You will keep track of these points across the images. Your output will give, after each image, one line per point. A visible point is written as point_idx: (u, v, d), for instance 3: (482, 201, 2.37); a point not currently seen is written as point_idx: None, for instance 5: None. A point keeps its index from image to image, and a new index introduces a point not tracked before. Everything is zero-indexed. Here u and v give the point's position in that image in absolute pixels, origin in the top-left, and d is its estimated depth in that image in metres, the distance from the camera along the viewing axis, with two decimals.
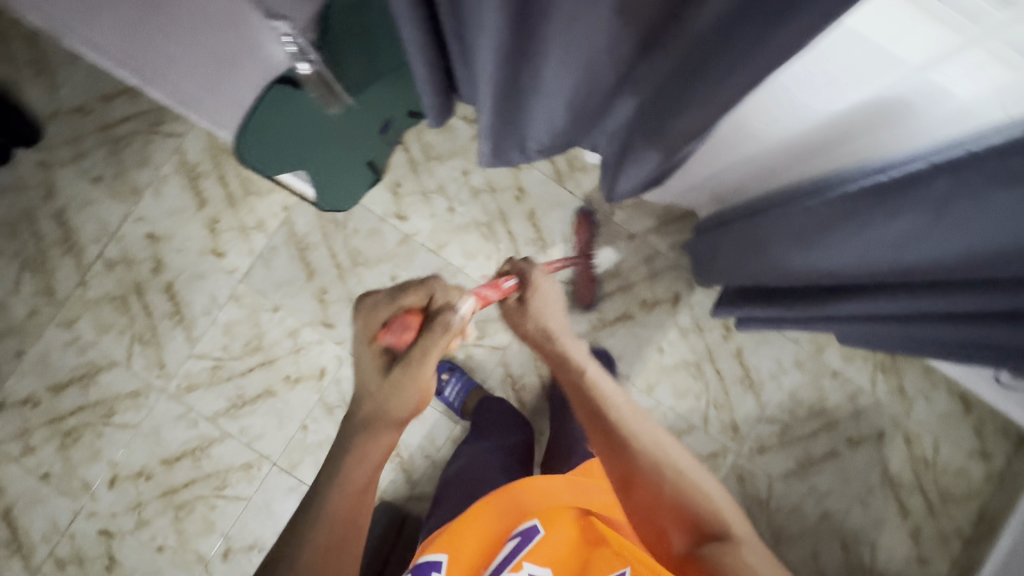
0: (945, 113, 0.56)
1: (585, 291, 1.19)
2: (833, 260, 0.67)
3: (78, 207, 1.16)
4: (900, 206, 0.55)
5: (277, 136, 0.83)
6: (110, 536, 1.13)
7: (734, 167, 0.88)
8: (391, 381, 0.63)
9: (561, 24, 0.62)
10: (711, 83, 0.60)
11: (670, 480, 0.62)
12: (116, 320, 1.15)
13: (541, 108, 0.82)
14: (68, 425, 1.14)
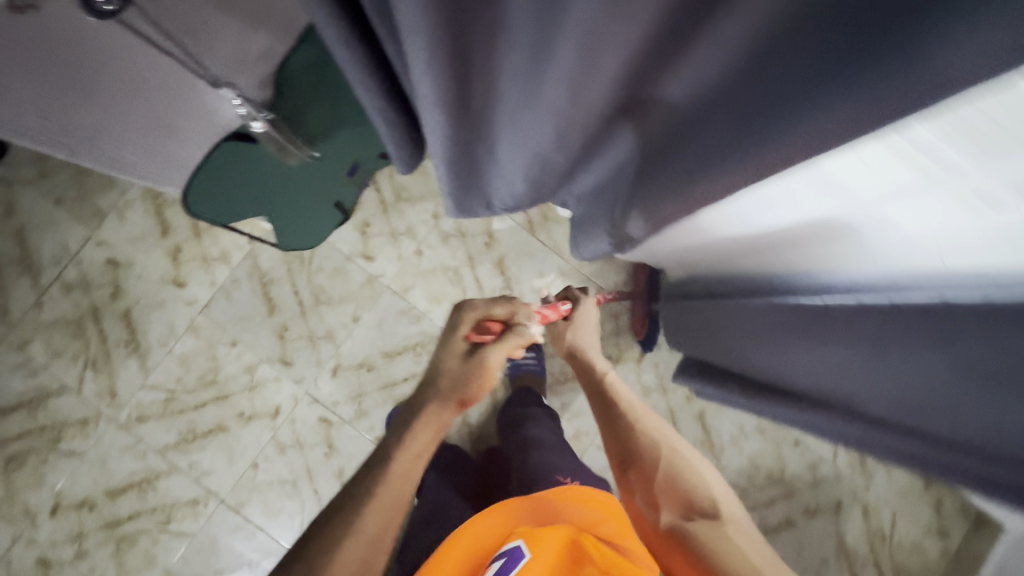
0: (892, 243, 0.51)
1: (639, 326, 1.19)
2: (791, 363, 0.68)
3: (39, 227, 1.14)
4: (846, 335, 0.57)
5: (229, 188, 0.81)
6: (48, 566, 1.11)
7: (697, 253, 0.85)
8: (468, 365, 0.63)
9: (506, 118, 0.62)
10: (650, 193, 0.59)
11: (668, 458, 0.68)
12: (70, 345, 1.13)
13: (500, 177, 0.81)
14: (12, 449, 1.12)
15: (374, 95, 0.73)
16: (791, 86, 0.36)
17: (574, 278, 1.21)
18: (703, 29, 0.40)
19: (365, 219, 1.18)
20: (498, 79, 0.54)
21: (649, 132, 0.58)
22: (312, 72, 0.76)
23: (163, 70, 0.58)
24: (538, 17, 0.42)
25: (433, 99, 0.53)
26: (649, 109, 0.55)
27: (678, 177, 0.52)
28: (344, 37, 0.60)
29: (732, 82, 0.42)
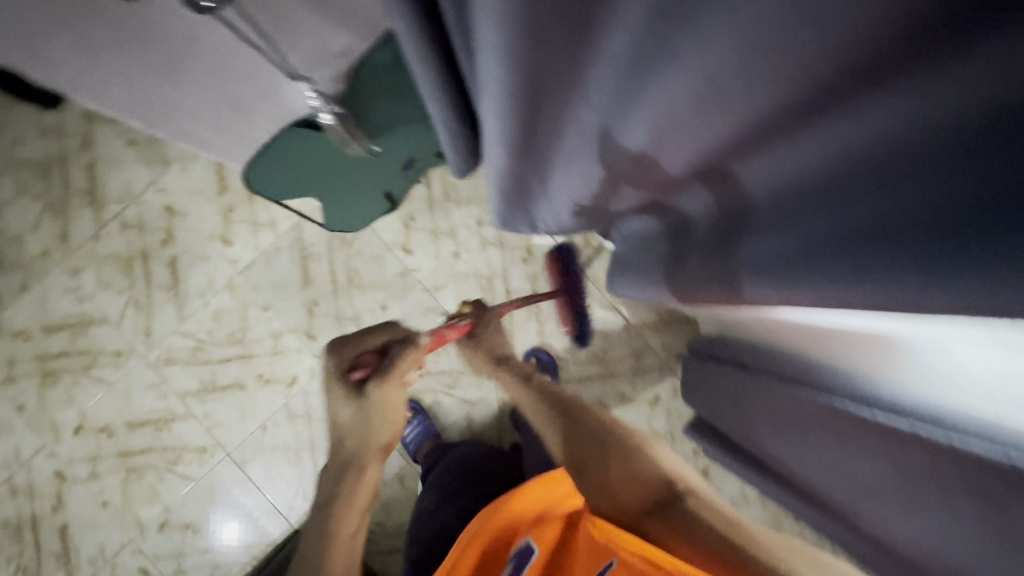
0: (950, 368, 0.48)
1: (569, 324, 1.12)
2: (825, 465, 0.63)
3: (110, 165, 1.20)
4: (888, 454, 0.53)
5: (287, 167, 0.82)
6: (63, 480, 1.19)
7: (742, 321, 0.82)
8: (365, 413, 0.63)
9: (569, 153, 0.61)
10: (698, 267, 0.57)
11: (612, 445, 0.67)
12: (117, 280, 1.20)
13: (550, 204, 0.79)
14: (51, 365, 1.19)
15: (443, 107, 0.73)
16: (867, 216, 0.33)
17: (605, 309, 1.20)
18: (793, 129, 0.38)
19: (411, 212, 1.20)
20: (572, 113, 0.53)
21: (712, 211, 0.56)
22: (388, 72, 0.78)
23: (240, 57, 0.59)
24: (630, 62, 0.41)
25: (499, 123, 0.52)
26: (716, 188, 0.53)
27: (732, 265, 0.49)
28: (421, 56, 0.61)
29: (811, 187, 0.40)
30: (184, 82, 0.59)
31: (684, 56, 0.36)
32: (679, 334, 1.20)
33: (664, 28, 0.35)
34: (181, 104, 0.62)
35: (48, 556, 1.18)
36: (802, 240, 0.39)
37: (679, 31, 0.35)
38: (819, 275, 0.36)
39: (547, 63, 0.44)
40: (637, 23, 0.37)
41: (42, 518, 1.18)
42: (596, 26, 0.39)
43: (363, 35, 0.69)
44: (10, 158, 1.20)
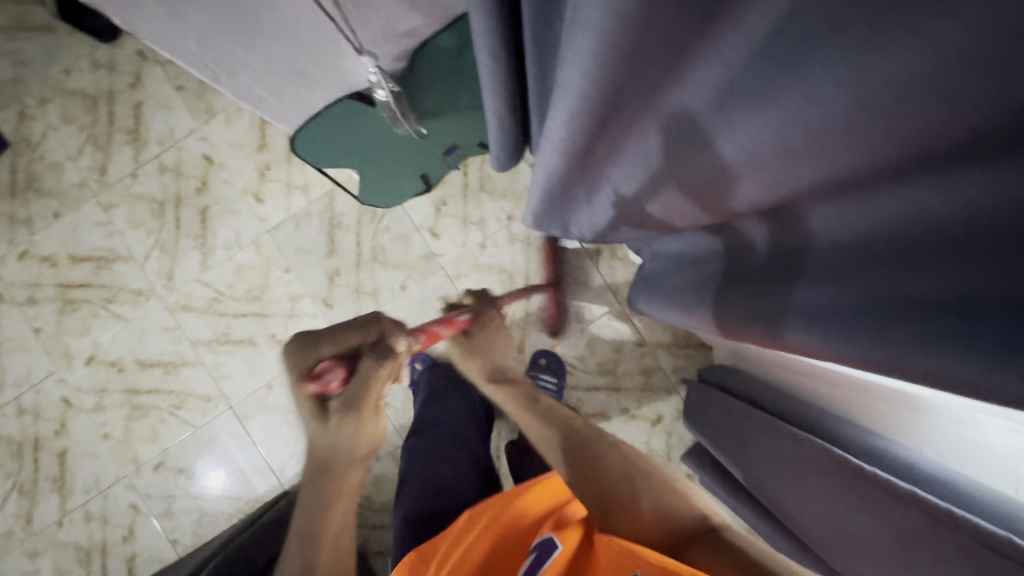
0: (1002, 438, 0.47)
1: (552, 315, 1.20)
2: (811, 509, 0.63)
3: (156, 107, 1.21)
4: (876, 510, 0.53)
5: (333, 137, 0.82)
6: (68, 406, 1.21)
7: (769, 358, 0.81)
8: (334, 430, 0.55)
9: (631, 163, 0.60)
10: (741, 298, 0.57)
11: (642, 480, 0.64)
12: (148, 221, 1.21)
13: (591, 211, 0.78)
14: (72, 294, 1.21)
15: (499, 100, 0.73)
16: (923, 289, 0.34)
17: (622, 322, 1.20)
18: (869, 189, 0.38)
19: (444, 197, 1.20)
20: (651, 128, 0.53)
21: (761, 254, 0.56)
22: (446, 55, 0.78)
23: (316, 22, 0.58)
24: (738, 88, 0.42)
25: (564, 128, 0.52)
26: (777, 233, 0.53)
27: (775, 309, 0.49)
28: (492, 48, 0.61)
29: (871, 250, 0.40)
30: (259, 42, 0.59)
31: (797, 93, 0.37)
32: (692, 359, 1.20)
33: (784, 57, 0.36)
34: (245, 62, 0.62)
35: (45, 478, 1.21)
36: (852, 301, 0.40)
37: (800, 64, 0.35)
38: (867, 337, 0.36)
39: (650, 68, 0.44)
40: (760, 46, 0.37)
41: (44, 441, 1.21)
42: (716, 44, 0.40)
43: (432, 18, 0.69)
44: (61, 86, 1.22)
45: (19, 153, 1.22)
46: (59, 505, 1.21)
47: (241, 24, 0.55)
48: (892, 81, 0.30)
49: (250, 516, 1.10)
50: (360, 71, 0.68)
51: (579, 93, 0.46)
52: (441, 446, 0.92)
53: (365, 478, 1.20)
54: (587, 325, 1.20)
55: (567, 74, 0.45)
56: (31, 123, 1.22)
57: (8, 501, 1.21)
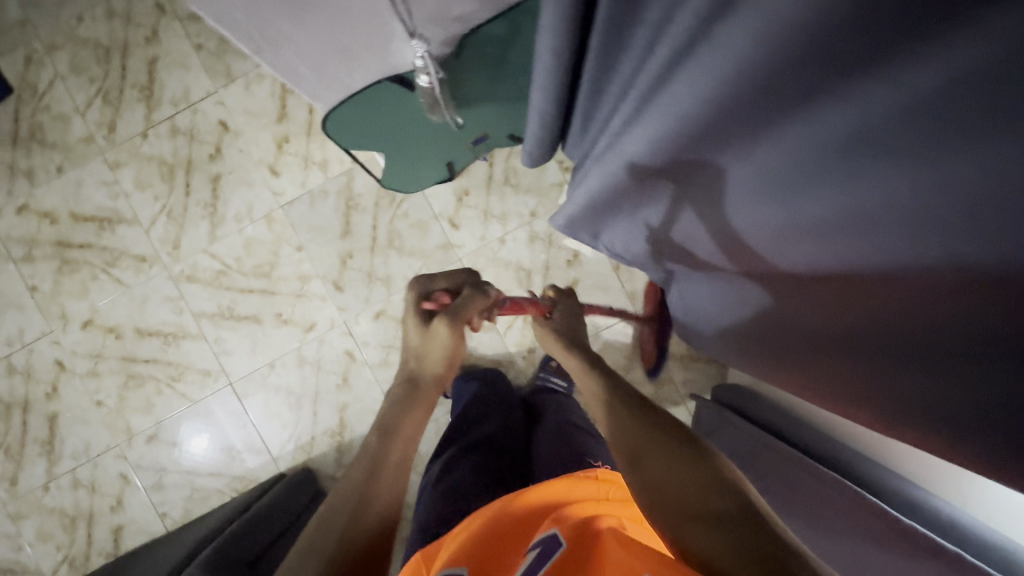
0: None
1: (650, 351, 1.15)
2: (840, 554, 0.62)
3: (172, 65, 1.16)
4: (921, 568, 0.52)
5: (365, 121, 0.78)
6: (62, 369, 1.18)
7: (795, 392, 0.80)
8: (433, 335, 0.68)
9: (691, 191, 0.62)
10: (783, 333, 0.61)
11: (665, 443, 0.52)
12: (156, 184, 1.16)
13: (628, 225, 0.78)
14: (71, 254, 1.17)
15: (549, 97, 0.69)
16: (920, 387, 0.40)
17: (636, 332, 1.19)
18: (874, 283, 0.43)
19: (467, 188, 1.16)
20: (699, 171, 0.58)
21: (772, 301, 0.62)
22: (493, 43, 0.74)
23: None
24: (779, 163, 0.46)
25: (647, 146, 0.57)
26: (785, 290, 0.58)
27: (810, 359, 0.56)
28: (557, 48, 0.57)
29: (869, 333, 0.46)
30: (307, 13, 0.55)
31: (832, 182, 0.42)
32: (704, 374, 1.18)
33: (826, 151, 0.41)
34: (289, 35, 0.58)
35: (33, 441, 1.18)
36: (870, 373, 0.47)
37: (839, 161, 0.40)
38: (893, 408, 0.44)
39: (722, 122, 0.48)
40: (805, 134, 0.41)
41: (34, 403, 1.18)
42: (773, 125, 0.44)
43: (487, 4, 0.65)
44: (72, 33, 1.15)
45: (24, 101, 1.16)
46: (46, 469, 1.18)
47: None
48: (922, 202, 0.35)
49: (242, 500, 1.07)
50: (407, 54, 0.64)
51: (679, 118, 0.50)
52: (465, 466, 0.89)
53: None
54: (602, 331, 1.18)
55: (671, 107, 0.50)
56: (37, 70, 1.16)
57: None
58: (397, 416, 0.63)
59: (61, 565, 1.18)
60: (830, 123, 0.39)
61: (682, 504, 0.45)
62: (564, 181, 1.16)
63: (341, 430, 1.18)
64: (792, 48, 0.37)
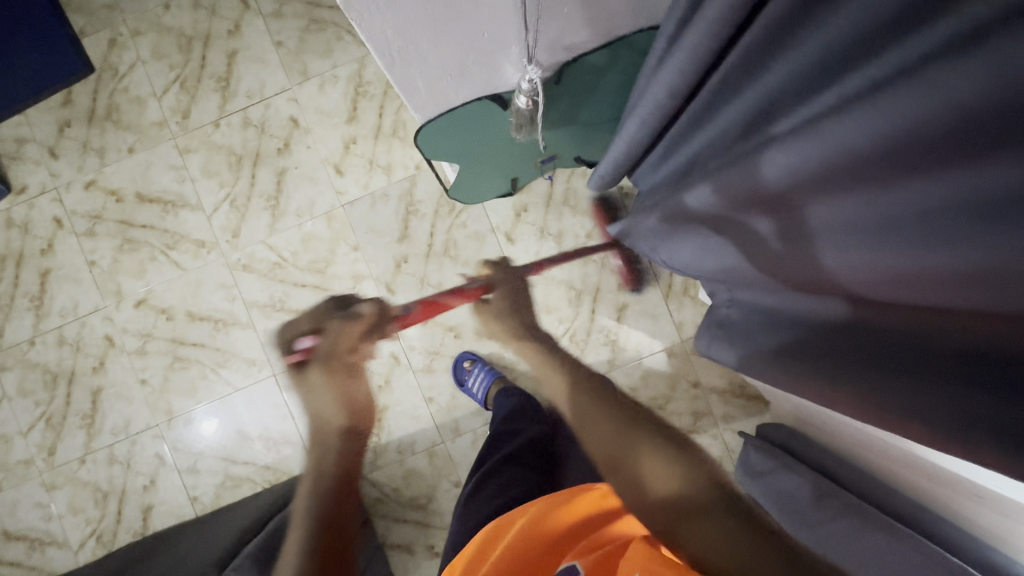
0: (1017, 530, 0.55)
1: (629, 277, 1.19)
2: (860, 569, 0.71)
3: (251, 59, 1.18)
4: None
5: (455, 136, 0.80)
6: (111, 345, 1.19)
7: (837, 431, 0.87)
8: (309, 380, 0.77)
9: (783, 226, 0.56)
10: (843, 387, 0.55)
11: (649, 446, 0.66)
12: (223, 172, 1.19)
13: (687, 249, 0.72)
14: (132, 234, 1.19)
15: (643, 133, 0.73)
16: (961, 415, 0.43)
17: (678, 361, 1.20)
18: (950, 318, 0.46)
19: (526, 204, 1.19)
20: (763, 214, 0.58)
21: (817, 332, 0.62)
22: (591, 72, 0.75)
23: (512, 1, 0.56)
24: (864, 218, 0.47)
25: (746, 175, 0.55)
26: (833, 317, 0.60)
27: (820, 379, 0.58)
28: (674, 83, 0.63)
29: (921, 361, 0.49)
30: (450, 23, 0.57)
31: (917, 242, 0.43)
32: (743, 410, 1.19)
33: (928, 214, 0.42)
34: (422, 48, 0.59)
35: (74, 413, 1.19)
36: (898, 395, 0.49)
37: (936, 222, 0.41)
38: (921, 427, 0.46)
39: (820, 177, 0.49)
40: (910, 197, 0.42)
41: (80, 375, 1.19)
42: (872, 183, 0.45)
43: (597, 34, 0.67)
44: (156, 20, 1.18)
45: (103, 80, 1.19)
46: (84, 442, 1.19)
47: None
48: None
49: (277, 493, 1.07)
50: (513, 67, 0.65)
51: (809, 153, 0.47)
52: (502, 479, 0.88)
53: (397, 470, 1.19)
54: (645, 357, 1.19)
55: (779, 155, 0.50)
56: (120, 52, 1.19)
57: (33, 430, 1.19)
58: (309, 516, 0.64)
59: (88, 540, 1.19)
60: (941, 190, 0.40)
61: (657, 505, 0.61)
62: (622, 206, 1.19)
63: (377, 432, 1.19)
64: (940, 117, 0.37)
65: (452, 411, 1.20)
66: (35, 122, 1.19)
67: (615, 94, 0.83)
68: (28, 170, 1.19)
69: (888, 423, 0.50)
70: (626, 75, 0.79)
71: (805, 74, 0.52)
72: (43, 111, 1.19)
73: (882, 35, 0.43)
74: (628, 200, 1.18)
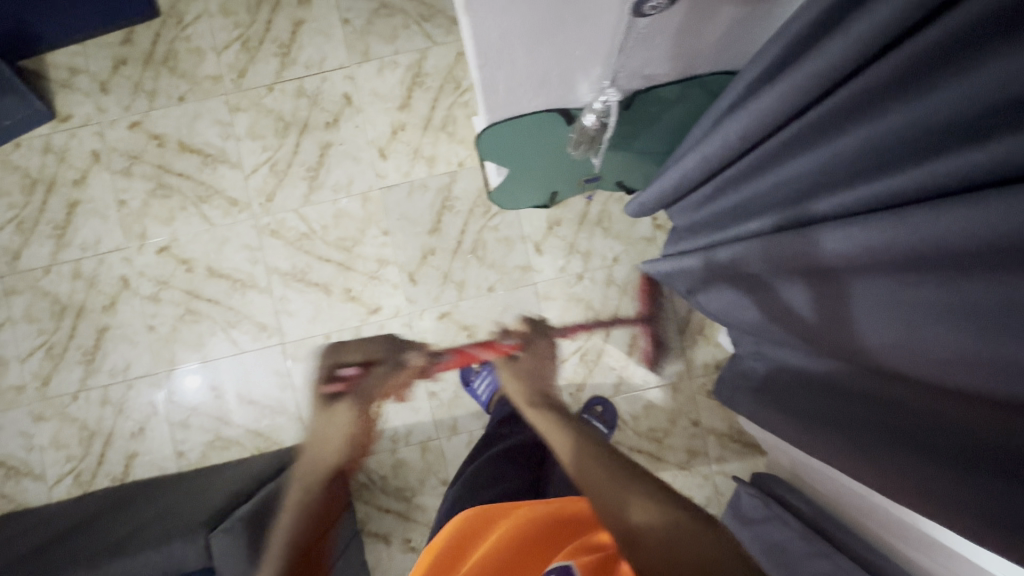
0: None
1: (652, 352, 1.21)
2: None
3: (315, 31, 1.20)
4: None
5: (514, 145, 0.82)
6: (126, 286, 1.19)
7: (826, 486, 0.91)
8: (333, 411, 0.75)
9: (822, 293, 0.63)
10: (874, 450, 0.62)
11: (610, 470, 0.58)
12: (268, 136, 1.20)
13: (733, 294, 0.79)
14: (168, 180, 1.19)
15: (703, 168, 0.74)
16: (955, 500, 0.52)
17: (682, 397, 1.21)
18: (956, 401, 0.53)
19: (560, 218, 1.20)
20: (797, 283, 0.66)
21: (844, 389, 0.69)
22: (658, 105, 0.77)
23: (614, 32, 0.58)
24: (893, 304, 0.54)
25: (790, 246, 0.62)
26: (854, 376, 0.67)
27: (847, 440, 0.66)
28: (749, 128, 0.64)
29: (932, 440, 0.57)
30: (552, 39, 0.58)
31: (942, 330, 0.50)
32: (738, 456, 1.20)
33: (953, 310, 0.49)
34: (517, 56, 0.59)
35: (76, 347, 1.19)
36: (905, 470, 0.58)
37: (957, 319, 0.48)
38: (921, 502, 0.56)
39: (856, 262, 0.55)
40: (948, 292, 0.48)
41: (89, 311, 1.19)
42: (907, 275, 0.52)
43: (673, 70, 0.70)
44: None
45: (166, 26, 1.20)
46: (80, 378, 1.19)
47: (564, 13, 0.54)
48: None
49: (266, 467, 1.04)
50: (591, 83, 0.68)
51: (850, 245, 0.54)
52: (502, 467, 0.86)
53: (388, 459, 1.19)
54: (649, 388, 1.20)
55: (828, 235, 0.56)
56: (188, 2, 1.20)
57: (31, 357, 1.18)
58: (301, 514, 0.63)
59: (65, 477, 1.17)
60: (973, 291, 0.46)
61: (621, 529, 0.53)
62: (653, 237, 1.21)
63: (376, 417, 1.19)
64: (965, 240, 0.44)
65: (452, 408, 1.20)
66: (91, 54, 1.19)
67: (675, 128, 0.85)
68: (76, 100, 1.19)
69: (899, 494, 0.59)
70: (690, 114, 0.81)
71: (851, 160, 0.57)
72: (101, 46, 1.19)
73: (930, 143, 0.49)
74: (660, 232, 1.20)
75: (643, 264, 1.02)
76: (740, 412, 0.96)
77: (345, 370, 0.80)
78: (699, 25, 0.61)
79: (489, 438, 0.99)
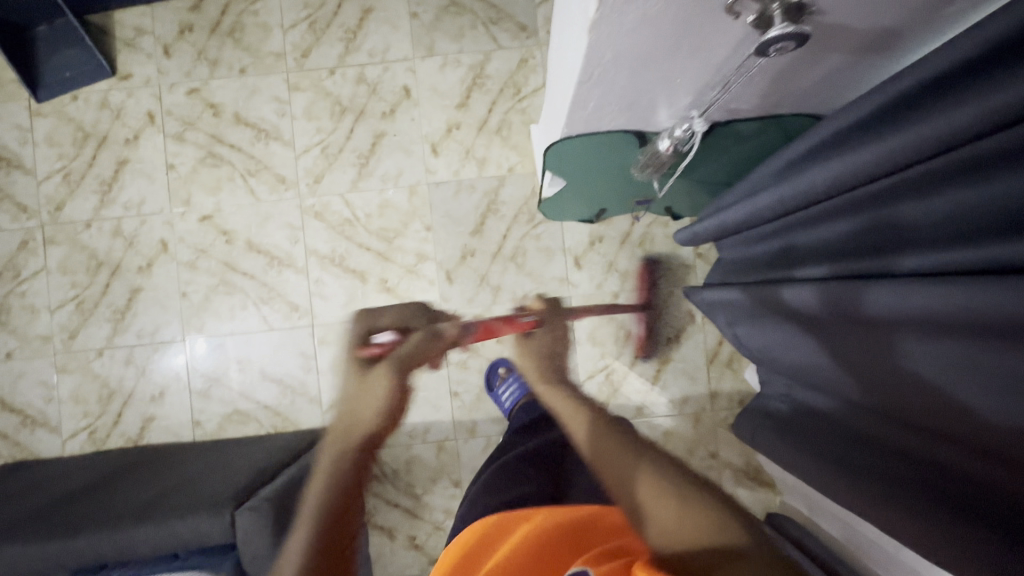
0: None
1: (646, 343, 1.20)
2: None
3: (382, 21, 1.20)
4: None
5: (579, 161, 0.82)
6: (164, 250, 1.19)
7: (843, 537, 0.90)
8: (366, 380, 0.53)
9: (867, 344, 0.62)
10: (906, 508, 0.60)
11: (632, 456, 0.52)
12: (323, 118, 1.20)
13: (776, 333, 0.78)
14: (219, 149, 1.20)
15: (774, 210, 0.73)
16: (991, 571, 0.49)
17: (702, 427, 1.20)
18: (1005, 470, 0.51)
19: (602, 235, 1.20)
20: (840, 333, 0.65)
21: (881, 443, 0.67)
22: (729, 138, 0.77)
23: (719, 65, 0.59)
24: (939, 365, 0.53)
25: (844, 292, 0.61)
26: (894, 431, 0.65)
27: (879, 494, 0.64)
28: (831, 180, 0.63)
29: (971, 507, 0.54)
30: (658, 66, 0.58)
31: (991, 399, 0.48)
32: (751, 493, 1.20)
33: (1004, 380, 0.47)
34: (622, 76, 0.59)
35: (107, 304, 1.19)
36: (942, 532, 0.55)
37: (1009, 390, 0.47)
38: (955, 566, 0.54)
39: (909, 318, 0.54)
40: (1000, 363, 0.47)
41: (125, 270, 1.19)
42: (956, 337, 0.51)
43: (757, 106, 0.69)
44: None
45: None
46: (107, 336, 1.18)
47: (682, 43, 0.53)
48: None
49: (284, 447, 1.03)
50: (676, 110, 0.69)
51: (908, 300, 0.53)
52: (518, 470, 0.84)
53: (402, 454, 1.19)
54: (671, 415, 1.20)
55: (886, 289, 0.55)
56: None
57: (62, 309, 1.18)
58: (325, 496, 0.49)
59: (80, 433, 1.17)
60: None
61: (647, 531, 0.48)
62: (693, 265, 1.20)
63: None
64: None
65: (473, 411, 1.20)
66: (158, 16, 1.20)
67: (739, 163, 0.85)
68: (138, 60, 1.20)
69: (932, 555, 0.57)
70: (757, 150, 0.81)
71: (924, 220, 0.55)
72: (169, 11, 1.20)
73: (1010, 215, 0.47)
74: (701, 262, 1.20)
75: (687, 291, 1.02)
76: (758, 446, 0.96)
77: (384, 333, 0.58)
78: (801, 68, 0.61)
79: (502, 446, 0.98)
